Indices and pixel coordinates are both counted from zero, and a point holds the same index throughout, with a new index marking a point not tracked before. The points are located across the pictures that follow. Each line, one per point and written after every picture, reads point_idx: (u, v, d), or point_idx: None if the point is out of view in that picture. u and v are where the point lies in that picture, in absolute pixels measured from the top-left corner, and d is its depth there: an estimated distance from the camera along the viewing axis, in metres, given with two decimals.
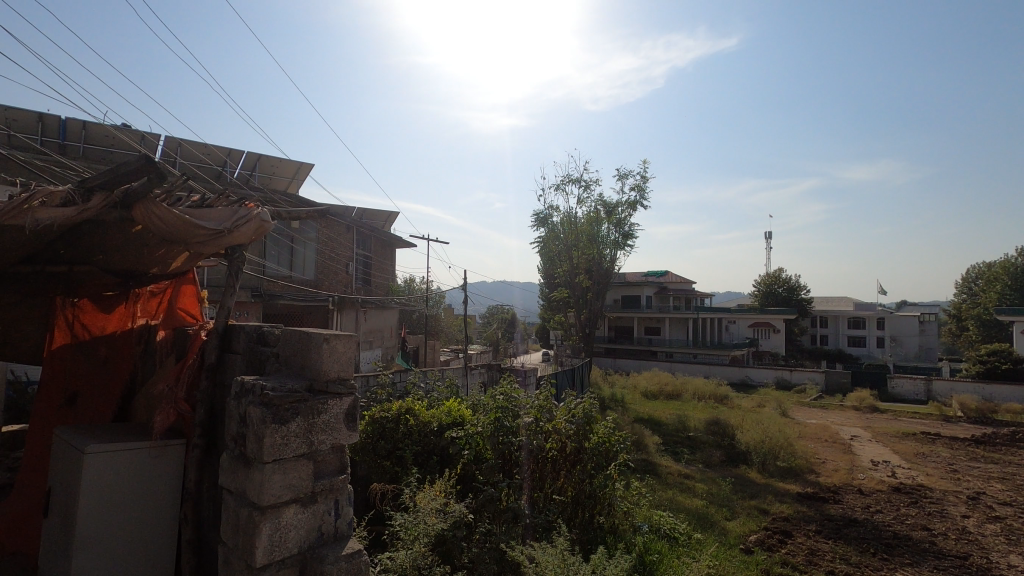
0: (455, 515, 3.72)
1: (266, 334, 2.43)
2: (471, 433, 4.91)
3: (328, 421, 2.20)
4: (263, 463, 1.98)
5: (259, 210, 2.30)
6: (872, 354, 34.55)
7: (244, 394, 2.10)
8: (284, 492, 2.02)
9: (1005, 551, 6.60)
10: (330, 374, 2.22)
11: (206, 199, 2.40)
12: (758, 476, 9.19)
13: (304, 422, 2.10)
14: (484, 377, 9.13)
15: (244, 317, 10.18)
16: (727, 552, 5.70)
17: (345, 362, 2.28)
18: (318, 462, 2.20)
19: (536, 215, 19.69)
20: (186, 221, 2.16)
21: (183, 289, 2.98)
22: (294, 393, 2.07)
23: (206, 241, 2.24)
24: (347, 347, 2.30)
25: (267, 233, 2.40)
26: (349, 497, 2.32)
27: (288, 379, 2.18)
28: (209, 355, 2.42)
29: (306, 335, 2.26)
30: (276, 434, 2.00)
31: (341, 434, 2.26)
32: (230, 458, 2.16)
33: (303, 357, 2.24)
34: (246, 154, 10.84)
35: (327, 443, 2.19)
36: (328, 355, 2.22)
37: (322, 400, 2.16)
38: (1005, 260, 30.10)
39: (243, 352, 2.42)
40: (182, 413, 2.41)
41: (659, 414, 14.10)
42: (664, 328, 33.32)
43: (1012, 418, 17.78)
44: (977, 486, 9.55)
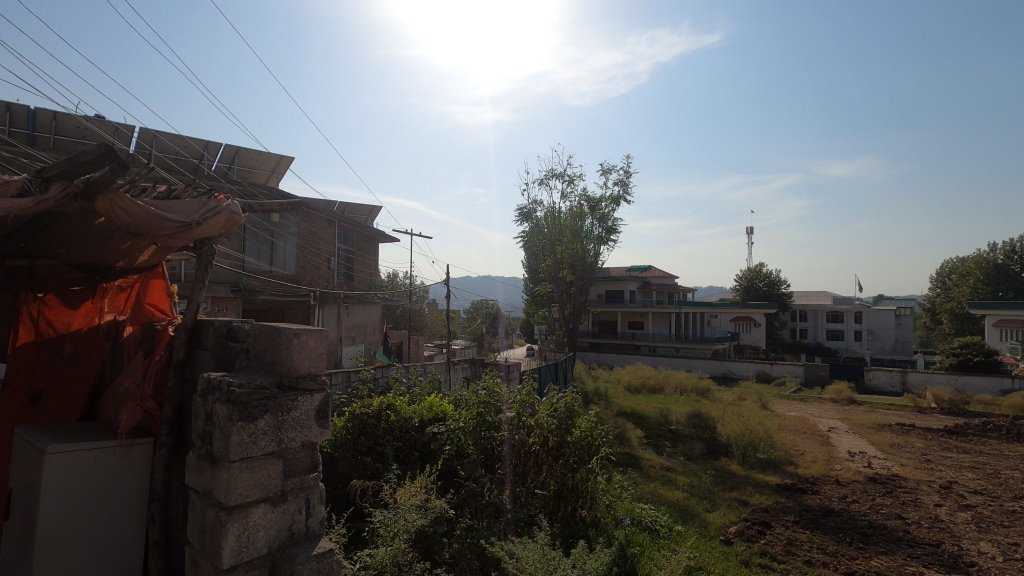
0: (435, 511, 3.69)
1: (236, 329, 2.38)
2: (453, 428, 4.86)
3: (298, 418, 2.15)
4: (230, 462, 1.93)
5: (229, 203, 2.35)
6: (850, 347, 35.21)
7: (211, 391, 2.05)
8: (251, 492, 1.98)
9: (976, 538, 6.78)
10: (300, 370, 2.18)
11: (172, 189, 2.38)
12: (738, 468, 9.33)
13: (273, 420, 2.06)
14: (467, 372, 9.12)
15: (223, 312, 10.01)
16: (707, 543, 5.76)
17: (316, 357, 2.23)
18: (288, 461, 2.16)
19: (520, 210, 19.66)
20: (154, 214, 2.15)
21: (152, 284, 2.88)
22: (262, 390, 2.02)
23: (173, 234, 2.25)
24: (318, 341, 2.25)
25: (235, 226, 2.43)
26: (321, 495, 2.28)
27: (257, 375, 2.13)
28: (178, 351, 2.37)
29: (276, 330, 2.21)
30: (243, 432, 1.95)
31: (313, 431, 2.22)
32: (197, 457, 2.11)
33: (273, 353, 2.20)
34: (225, 147, 10.62)
35: (297, 441, 2.15)
36: (299, 350, 2.17)
37: (291, 397, 2.12)
38: (977, 255, 30.84)
39: (212, 349, 2.37)
40: (149, 411, 2.34)
41: (642, 407, 14.21)
42: (647, 323, 33.58)
43: (983, 409, 18.28)
44: (949, 476, 9.81)
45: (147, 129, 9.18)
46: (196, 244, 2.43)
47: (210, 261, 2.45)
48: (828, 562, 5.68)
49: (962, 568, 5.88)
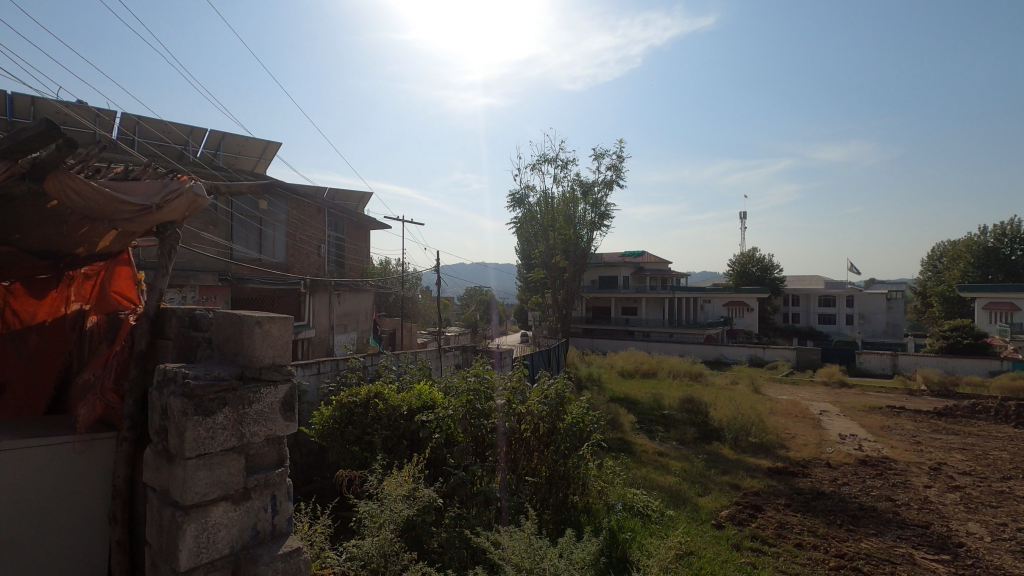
0: (423, 500, 3.65)
1: (198, 317, 2.31)
2: (442, 416, 4.81)
3: (261, 411, 2.08)
4: (185, 458, 1.86)
5: (191, 184, 2.27)
6: (841, 330, 35.51)
7: (166, 383, 1.97)
8: (210, 490, 1.91)
9: (964, 519, 6.84)
10: (263, 361, 2.11)
11: (130, 171, 2.31)
12: (730, 452, 9.37)
13: (233, 413, 1.98)
14: (460, 360, 9.06)
15: (211, 302, 9.87)
16: (699, 528, 5.76)
17: (280, 347, 2.16)
18: (252, 457, 2.08)
19: (512, 196, 19.52)
20: (109, 196, 2.06)
21: (118, 272, 2.78)
22: (219, 382, 1.94)
23: (133, 217, 2.17)
24: (282, 331, 2.19)
25: (198, 209, 2.36)
26: (289, 492, 2.21)
27: (217, 366, 2.06)
28: (139, 341, 2.30)
29: (237, 318, 2.12)
30: (199, 427, 1.88)
31: (277, 424, 2.14)
32: (154, 453, 2.03)
33: (234, 343, 2.12)
34: (210, 133, 10.37)
35: (260, 435, 2.08)
36: (262, 340, 2.10)
37: (253, 389, 2.05)
38: (969, 238, 31.01)
39: (174, 338, 2.30)
40: (110, 404, 2.27)
41: (635, 392, 14.26)
42: (641, 308, 33.65)
43: (972, 391, 18.49)
44: (939, 457, 9.89)
45: (129, 116, 8.94)
46: (158, 228, 2.34)
47: (175, 246, 2.37)
48: (818, 544, 5.70)
49: (950, 549, 5.92)
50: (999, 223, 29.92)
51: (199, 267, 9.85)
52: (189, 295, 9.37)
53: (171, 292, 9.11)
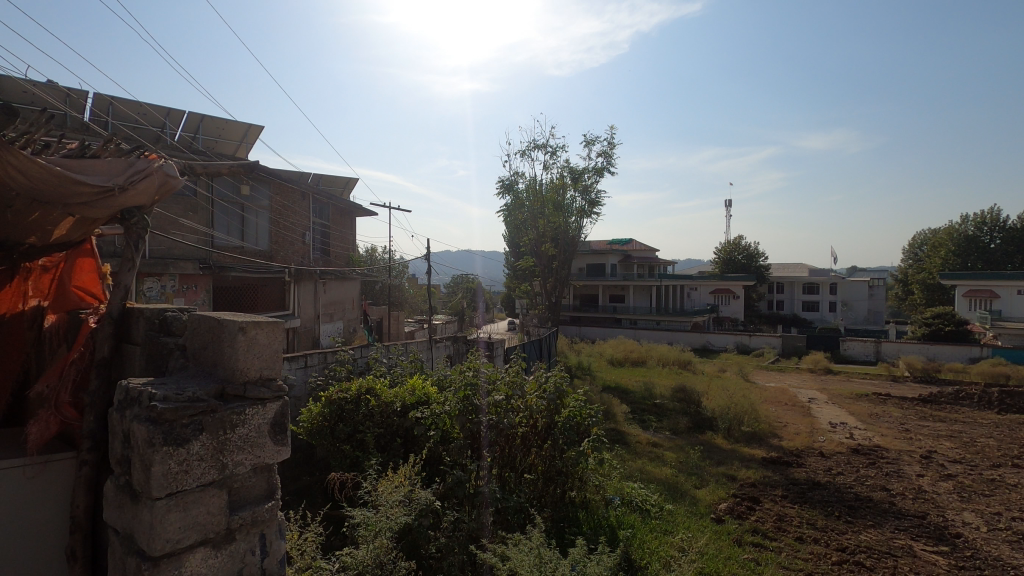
0: (420, 503, 3.47)
1: (171, 321, 2.13)
2: (438, 413, 4.58)
3: (245, 435, 1.88)
4: (153, 499, 1.64)
5: (159, 163, 2.11)
6: (825, 318, 35.94)
7: (130, 405, 1.74)
8: (184, 535, 1.70)
9: (960, 508, 6.82)
10: (249, 374, 1.91)
11: (83, 147, 2.09)
12: (723, 442, 9.32)
13: (212, 440, 1.78)
14: (450, 350, 8.82)
15: (192, 291, 9.49)
16: (699, 522, 5.65)
17: (268, 358, 1.95)
18: (236, 491, 1.88)
19: (501, 182, 19.22)
20: (63, 175, 1.86)
21: (80, 265, 2.56)
22: (195, 404, 1.73)
23: (92, 202, 1.96)
24: (272, 339, 1.99)
25: (169, 192, 2.20)
26: (278, 528, 2.04)
27: (194, 383, 1.85)
28: (103, 347, 2.12)
29: (216, 322, 1.91)
30: (171, 460, 1.66)
31: (266, 450, 1.95)
32: (115, 487, 1.80)
33: (215, 353, 1.91)
34: (188, 115, 9.93)
35: (246, 464, 1.88)
36: (246, 350, 1.90)
37: (237, 411, 1.84)
38: (950, 226, 31.40)
39: (143, 343, 2.14)
40: (66, 420, 2.08)
41: (625, 381, 14.20)
42: (628, 296, 33.64)
43: (954, 376, 18.74)
44: (929, 445, 9.93)
45: (102, 96, 8.51)
46: (123, 214, 2.09)
47: (144, 233, 2.15)
48: (818, 538, 5.62)
49: (948, 540, 5.89)
50: (980, 211, 30.31)
51: (179, 255, 9.48)
52: (169, 283, 9.04)
53: (150, 281, 8.77)
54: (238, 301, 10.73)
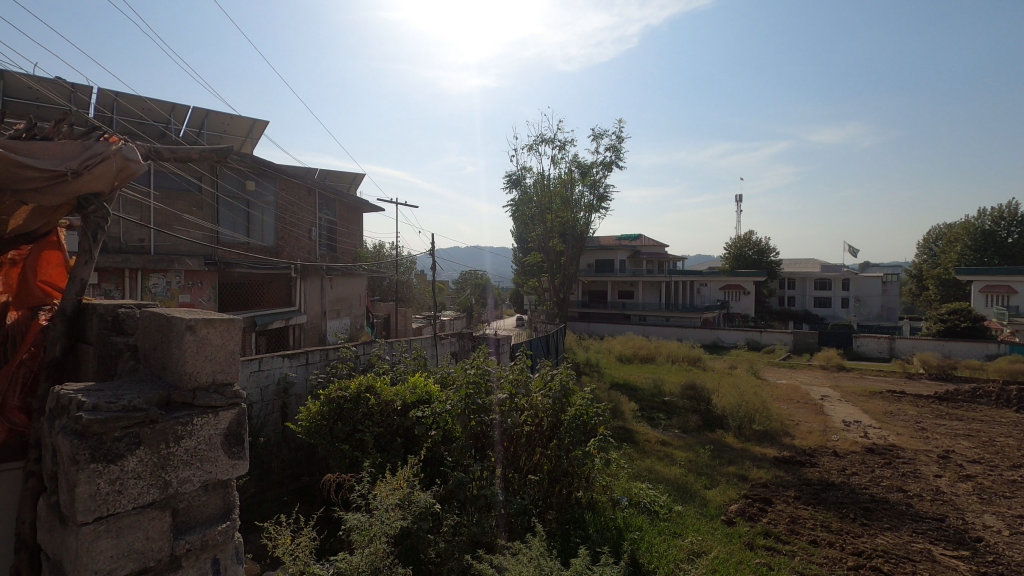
0: (419, 506, 3.35)
1: (122, 320, 2.25)
2: (439, 412, 4.45)
3: (192, 450, 1.84)
4: (79, 523, 1.60)
5: (117, 147, 2.20)
6: (837, 314, 35.45)
7: (61, 417, 1.71)
8: (115, 561, 1.67)
9: (980, 511, 6.60)
10: (199, 380, 1.90)
11: (33, 128, 2.21)
12: (734, 441, 9.13)
13: (152, 455, 1.73)
14: (456, 348, 8.70)
15: (197, 287, 9.39)
16: (709, 524, 5.49)
17: (220, 360, 1.95)
18: (182, 512, 1.84)
19: (508, 177, 19.03)
20: (16, 159, 2.02)
21: (46, 258, 2.57)
22: (131, 416, 1.69)
23: (47, 186, 2.12)
24: (226, 339, 1.98)
25: (134, 175, 2.31)
26: (235, 547, 2.01)
27: (138, 390, 1.83)
28: (54, 347, 2.31)
29: (166, 321, 1.91)
30: (101, 478, 1.62)
31: (220, 465, 1.91)
32: (47, 507, 1.77)
33: (164, 355, 1.91)
34: (193, 110, 9.83)
35: (194, 481, 1.84)
36: (193, 352, 1.88)
37: (182, 421, 1.80)
38: (967, 221, 30.80)
39: (94, 343, 2.29)
40: (15, 427, 2.17)
41: (634, 378, 14.01)
42: (637, 292, 33.35)
43: (971, 374, 18.35)
44: (946, 445, 9.70)
45: (106, 93, 8.45)
46: (80, 202, 2.22)
47: (106, 216, 2.31)
48: (833, 541, 5.44)
49: (969, 543, 5.69)
50: (997, 205, 29.71)
51: (184, 251, 9.41)
52: (174, 279, 9.00)
53: (155, 277, 8.76)
54: (244, 297, 10.69)
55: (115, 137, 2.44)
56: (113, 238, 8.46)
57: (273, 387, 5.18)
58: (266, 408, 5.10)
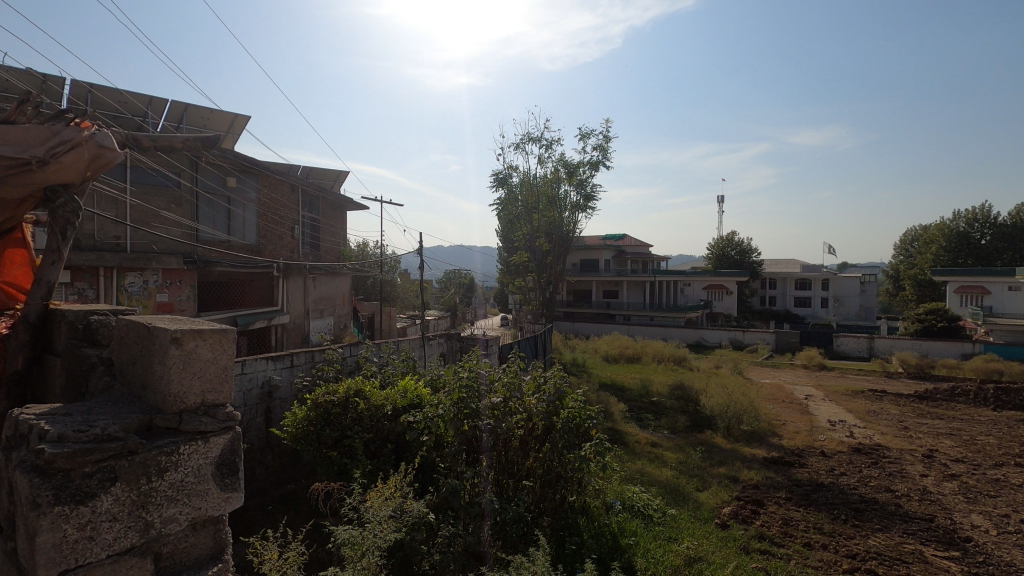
0: (413, 517, 3.21)
1: (94, 331, 2.18)
2: (431, 417, 4.28)
3: (178, 483, 1.69)
4: None
5: (88, 135, 2.05)
6: (817, 313, 35.97)
7: (23, 449, 1.55)
8: None
9: (967, 511, 6.65)
10: (187, 402, 1.76)
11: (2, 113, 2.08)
12: (723, 441, 9.12)
13: (131, 492, 1.58)
14: (444, 349, 8.54)
15: (176, 286, 9.08)
16: (703, 528, 5.43)
17: (209, 379, 1.81)
18: (166, 554, 1.69)
19: (495, 176, 18.89)
20: None
21: (12, 257, 2.44)
22: (102, 448, 1.54)
23: (9, 174, 1.98)
24: (218, 352, 1.83)
25: (108, 164, 2.15)
26: None
27: (115, 414, 1.68)
28: (13, 360, 2.19)
29: (147, 334, 1.77)
30: (69, 522, 1.47)
31: (211, 498, 1.77)
32: (8, 553, 1.61)
33: (147, 372, 1.77)
34: (172, 103, 9.51)
35: (180, 520, 1.69)
36: (177, 371, 1.74)
37: (165, 452, 1.65)
38: (942, 223, 31.43)
39: (62, 354, 2.15)
40: None
41: (622, 378, 13.97)
42: (622, 292, 33.44)
43: (948, 372, 18.68)
44: (929, 444, 9.80)
45: (80, 84, 8.12)
46: (48, 193, 2.11)
47: (78, 209, 2.18)
48: (827, 543, 5.41)
49: (959, 544, 5.71)
50: (972, 207, 30.37)
51: (162, 249, 9.10)
52: (151, 278, 8.71)
53: (131, 276, 8.46)
54: (225, 296, 10.41)
55: (87, 121, 2.25)
56: (87, 235, 8.16)
57: (256, 391, 4.97)
58: (249, 412, 4.88)
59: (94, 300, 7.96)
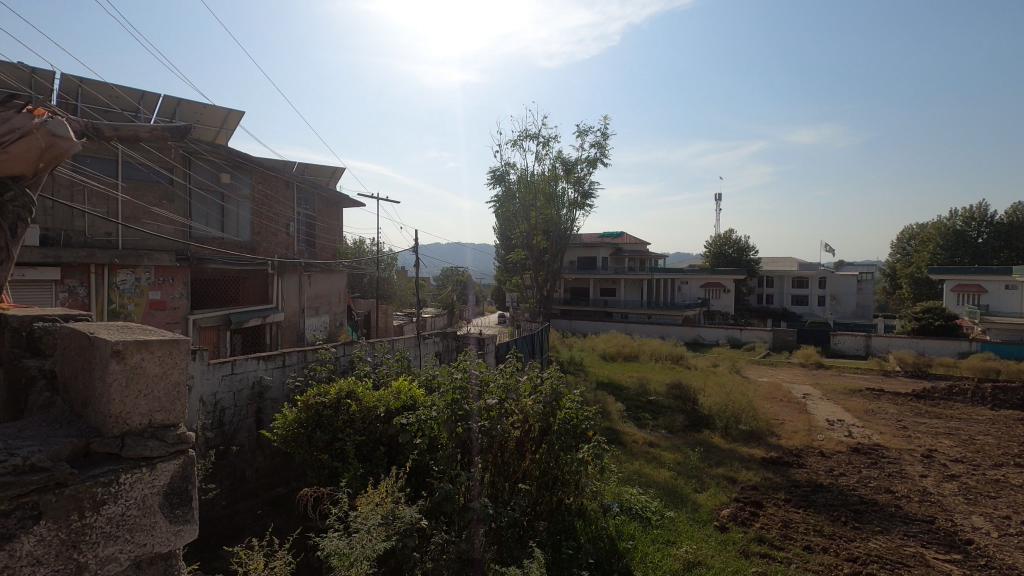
0: (404, 523, 3.11)
1: (40, 338, 2.03)
2: (424, 419, 4.17)
3: (117, 517, 1.58)
4: None
5: (42, 121, 2.02)
6: (814, 311, 35.98)
7: None
8: None
9: (967, 512, 6.58)
10: (131, 424, 1.66)
11: None
12: (721, 441, 9.05)
13: (60, 531, 1.47)
14: (440, 347, 8.44)
15: (168, 283, 8.93)
16: (702, 531, 5.35)
17: (156, 398, 1.71)
18: None
19: (492, 172, 18.77)
20: None
21: None
22: (28, 483, 1.42)
23: None
24: (167, 368, 1.73)
25: (64, 154, 2.11)
26: None
27: (47, 440, 1.58)
28: None
29: (89, 349, 1.68)
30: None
31: (158, 530, 1.65)
32: None
33: (88, 391, 1.68)
34: (164, 98, 9.35)
35: (121, 559, 1.57)
36: (117, 391, 1.64)
37: (102, 482, 1.54)
38: (940, 222, 31.41)
39: (5, 366, 2.04)
40: None
41: (619, 377, 13.89)
42: (619, 290, 33.36)
43: (945, 371, 18.67)
44: (928, 444, 9.74)
45: (70, 79, 7.97)
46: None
47: (30, 204, 2.11)
48: (827, 546, 5.34)
49: (960, 547, 5.64)
50: (969, 206, 30.36)
51: (155, 246, 8.96)
52: (143, 275, 8.57)
53: (123, 273, 8.32)
54: (219, 294, 10.28)
55: (42, 108, 2.16)
56: (77, 232, 8.07)
57: (247, 392, 4.87)
58: (239, 413, 4.78)
59: (85, 298, 7.84)
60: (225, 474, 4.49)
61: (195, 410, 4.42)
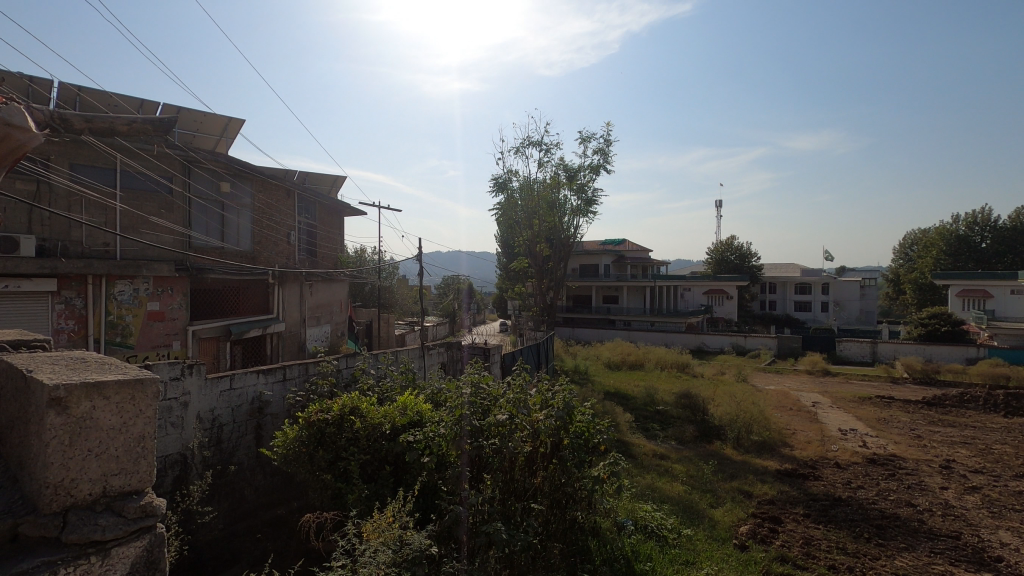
0: (414, 549, 2.89)
1: None
2: (432, 436, 3.96)
3: None
4: None
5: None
6: (817, 317, 35.76)
7: None
8: None
9: (994, 527, 6.34)
10: (80, 498, 1.58)
11: None
12: (734, 453, 8.80)
13: None
14: (444, 358, 8.22)
15: (168, 294, 8.74)
16: (722, 550, 5.14)
17: (108, 460, 1.64)
18: None
19: (494, 180, 18.64)
20: None
21: None
22: None
23: None
24: (127, 420, 1.67)
25: (19, 142, 1.98)
26: None
27: None
28: None
29: (33, 404, 1.59)
30: None
31: None
32: None
33: (30, 452, 1.59)
34: (163, 106, 9.19)
35: None
36: (55, 456, 1.54)
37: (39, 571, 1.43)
38: (945, 227, 31.23)
39: None
40: None
41: (625, 386, 13.66)
42: (622, 297, 33.17)
43: (954, 377, 18.40)
44: (946, 454, 9.49)
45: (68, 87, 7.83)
46: None
47: None
48: (852, 565, 5.10)
49: (990, 564, 5.39)
50: (972, 211, 30.23)
51: (153, 256, 8.77)
52: (142, 286, 8.40)
53: (121, 284, 8.14)
54: (219, 304, 10.07)
55: None
56: (75, 242, 7.85)
57: (246, 407, 4.66)
58: (238, 430, 4.57)
59: (82, 310, 7.66)
60: (223, 494, 4.28)
61: (192, 428, 4.23)
